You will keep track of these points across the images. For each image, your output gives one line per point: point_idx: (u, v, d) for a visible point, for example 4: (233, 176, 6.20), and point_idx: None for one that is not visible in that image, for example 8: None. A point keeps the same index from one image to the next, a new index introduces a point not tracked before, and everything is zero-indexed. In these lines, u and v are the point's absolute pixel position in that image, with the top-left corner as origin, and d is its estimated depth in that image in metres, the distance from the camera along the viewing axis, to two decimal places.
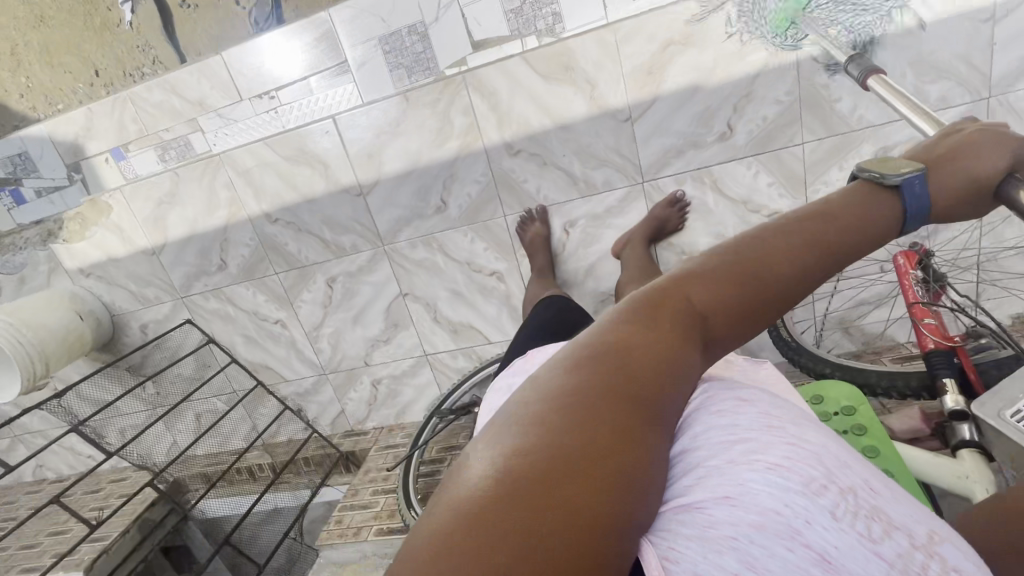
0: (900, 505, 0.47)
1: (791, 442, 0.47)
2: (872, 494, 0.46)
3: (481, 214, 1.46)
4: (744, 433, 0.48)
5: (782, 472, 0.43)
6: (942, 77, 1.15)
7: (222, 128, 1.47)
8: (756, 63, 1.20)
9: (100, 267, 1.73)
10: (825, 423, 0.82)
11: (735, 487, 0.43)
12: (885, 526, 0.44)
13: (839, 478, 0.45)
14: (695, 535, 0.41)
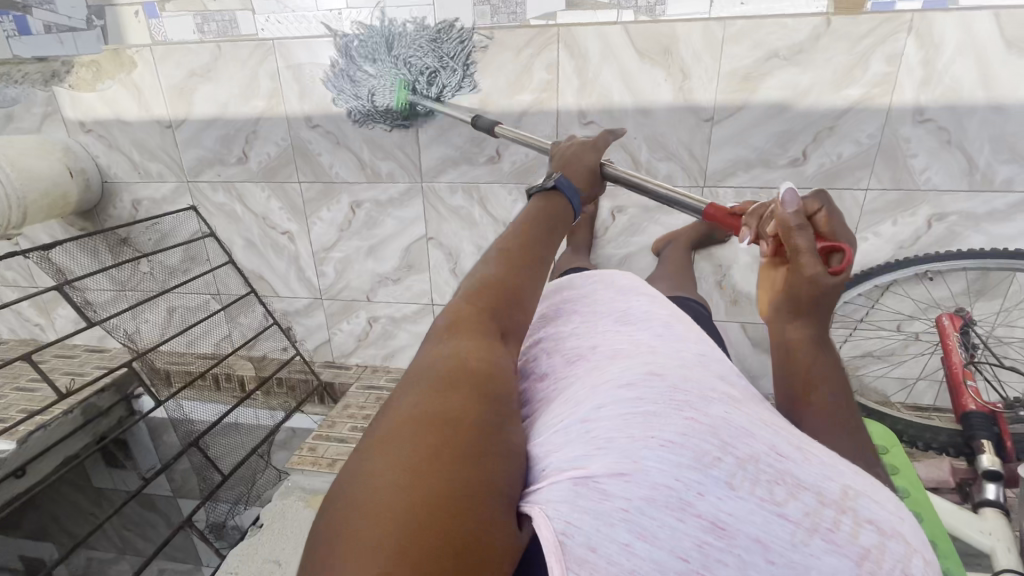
0: (818, 464, 0.46)
1: (687, 411, 0.45)
2: (781, 456, 0.45)
3: (532, 176, 1.42)
4: (630, 401, 0.46)
5: (673, 448, 0.42)
6: (1015, 160, 1.18)
7: (277, 13, 1.35)
8: (850, 98, 1.19)
9: (104, 126, 1.58)
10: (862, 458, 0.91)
11: (619, 460, 0.41)
12: (790, 487, 0.43)
13: (736, 446, 0.43)
14: (583, 512, 0.39)
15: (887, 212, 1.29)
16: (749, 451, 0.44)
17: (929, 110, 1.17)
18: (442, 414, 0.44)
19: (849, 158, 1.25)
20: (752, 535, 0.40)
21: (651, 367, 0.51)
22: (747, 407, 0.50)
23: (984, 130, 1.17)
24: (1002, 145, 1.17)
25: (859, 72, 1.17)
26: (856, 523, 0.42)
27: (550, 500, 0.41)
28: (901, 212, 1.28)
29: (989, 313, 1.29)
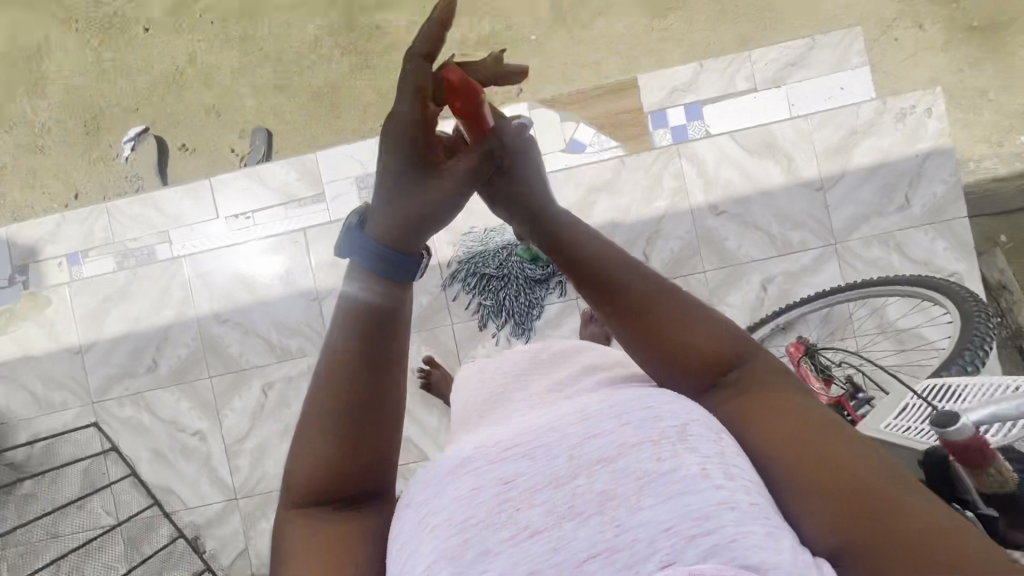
0: (701, 440, 0.46)
1: (561, 450, 0.48)
2: (665, 459, 0.45)
3: (430, 322, 1.57)
4: (511, 442, 0.52)
5: (491, 507, 0.47)
6: (799, 226, 1.53)
7: (189, 238, 1.74)
8: (661, 208, 1.57)
9: (13, 366, 1.70)
10: None
11: (457, 512, 0.47)
12: (614, 478, 0.46)
13: (540, 481, 0.48)
14: (425, 539, 0.47)
15: (730, 286, 1.53)
16: (632, 466, 0.45)
17: (720, 205, 1.55)
18: (326, 471, 0.55)
19: (679, 251, 1.55)
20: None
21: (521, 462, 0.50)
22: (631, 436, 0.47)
23: (766, 209, 1.54)
24: (785, 218, 1.53)
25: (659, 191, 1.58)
26: (721, 567, 0.40)
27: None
28: (740, 283, 1.53)
29: (847, 324, 1.46)
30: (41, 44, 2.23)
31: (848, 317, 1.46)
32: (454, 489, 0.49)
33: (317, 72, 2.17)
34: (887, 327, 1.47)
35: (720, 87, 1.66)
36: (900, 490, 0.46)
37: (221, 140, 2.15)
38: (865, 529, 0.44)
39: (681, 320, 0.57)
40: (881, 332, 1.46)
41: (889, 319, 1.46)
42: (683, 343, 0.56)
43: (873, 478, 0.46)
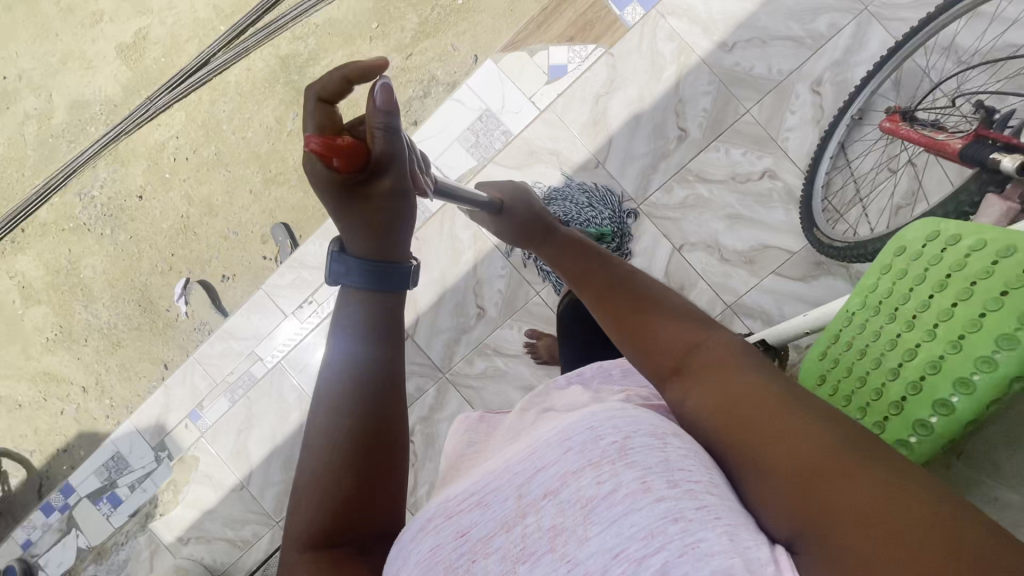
0: (641, 453, 0.50)
1: (511, 489, 0.55)
2: (603, 483, 0.50)
3: (518, 302, 1.56)
4: (468, 491, 0.58)
5: (465, 538, 0.54)
6: (820, 12, 1.39)
7: (273, 346, 1.81)
8: (672, 76, 1.47)
9: (198, 527, 1.83)
10: (934, 262, 0.75)
11: (440, 540, 0.55)
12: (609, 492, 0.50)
13: (529, 500, 0.53)
14: (410, 561, 0.55)
15: (782, 109, 1.41)
16: (576, 494, 0.51)
17: (729, 39, 1.44)
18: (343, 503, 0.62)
19: (714, 104, 1.44)
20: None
21: (506, 496, 0.55)
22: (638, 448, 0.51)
23: (776, 17, 1.42)
24: (800, 15, 1.40)
25: (661, 61, 1.48)
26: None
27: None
28: (790, 101, 1.41)
29: (923, 77, 1.31)
30: (68, 259, 2.39)
31: (920, 70, 1.31)
32: (422, 545, 0.55)
33: (295, 150, 2.20)
34: (971, 55, 1.29)
35: None
36: (868, 465, 0.45)
37: (251, 255, 2.24)
38: (808, 495, 0.46)
39: (647, 320, 0.67)
40: (967, 62, 1.29)
41: (968, 46, 1.29)
42: (648, 340, 0.65)
43: (826, 447, 0.47)
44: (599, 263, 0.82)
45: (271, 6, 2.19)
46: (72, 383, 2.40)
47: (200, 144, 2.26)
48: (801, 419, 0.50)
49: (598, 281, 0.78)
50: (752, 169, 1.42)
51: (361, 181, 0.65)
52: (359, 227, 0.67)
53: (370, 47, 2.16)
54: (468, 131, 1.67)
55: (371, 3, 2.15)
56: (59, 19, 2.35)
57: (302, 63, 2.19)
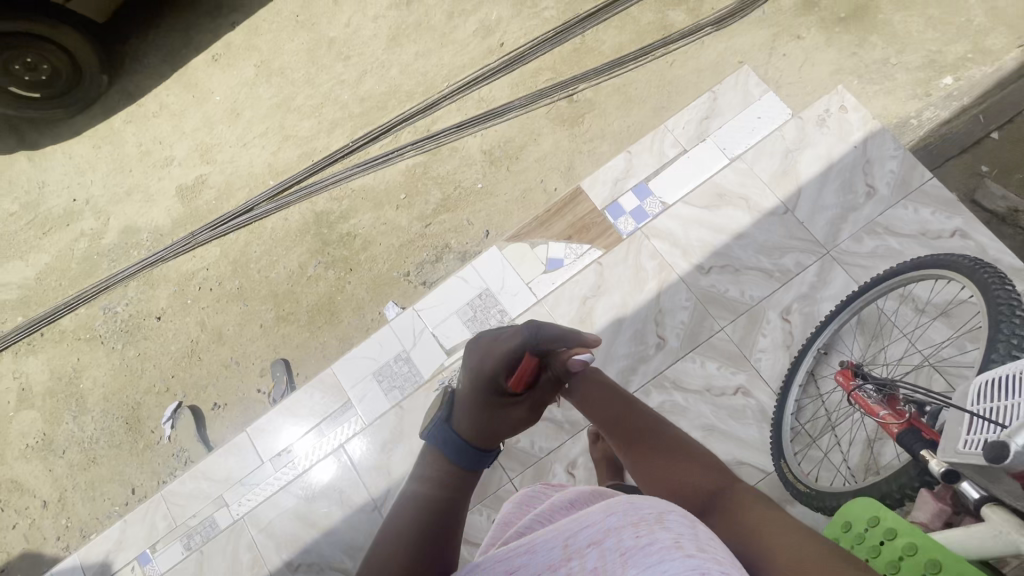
0: (675, 524, 0.65)
1: (558, 538, 0.69)
2: (643, 537, 0.62)
3: (490, 486, 1.54)
4: (524, 544, 0.71)
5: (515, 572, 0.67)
6: (787, 250, 1.55)
7: (243, 494, 1.78)
8: (653, 288, 1.62)
9: None
10: (877, 555, 0.88)
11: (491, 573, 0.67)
12: (647, 541, 0.62)
13: (574, 550, 0.66)
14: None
15: (753, 333, 1.52)
16: (618, 546, 0.63)
17: (706, 263, 1.60)
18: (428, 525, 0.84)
19: (690, 319, 1.56)
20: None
21: (555, 547, 0.68)
22: (672, 522, 0.65)
23: (748, 250, 1.58)
24: (771, 250, 1.56)
25: (644, 274, 1.64)
26: None
27: None
28: (762, 325, 1.52)
29: (882, 324, 1.42)
30: (73, 367, 2.48)
31: (879, 318, 1.42)
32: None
33: (310, 294, 2.37)
34: (926, 308, 1.40)
35: (654, 163, 1.79)
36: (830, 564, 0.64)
37: (247, 388, 2.32)
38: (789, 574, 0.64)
39: (666, 463, 0.92)
40: (921, 315, 1.40)
41: (920, 301, 1.41)
42: (676, 480, 0.88)
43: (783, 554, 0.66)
44: (630, 406, 1.02)
45: (316, 171, 2.52)
46: (36, 496, 2.36)
47: (226, 277, 2.46)
48: (778, 536, 0.70)
49: (624, 427, 1.00)
50: (725, 384, 1.49)
51: (510, 401, 0.96)
52: (485, 419, 0.94)
53: (395, 214, 2.42)
54: (466, 307, 1.82)
55: (403, 178, 2.45)
56: (134, 158, 2.70)
57: (332, 220, 2.45)
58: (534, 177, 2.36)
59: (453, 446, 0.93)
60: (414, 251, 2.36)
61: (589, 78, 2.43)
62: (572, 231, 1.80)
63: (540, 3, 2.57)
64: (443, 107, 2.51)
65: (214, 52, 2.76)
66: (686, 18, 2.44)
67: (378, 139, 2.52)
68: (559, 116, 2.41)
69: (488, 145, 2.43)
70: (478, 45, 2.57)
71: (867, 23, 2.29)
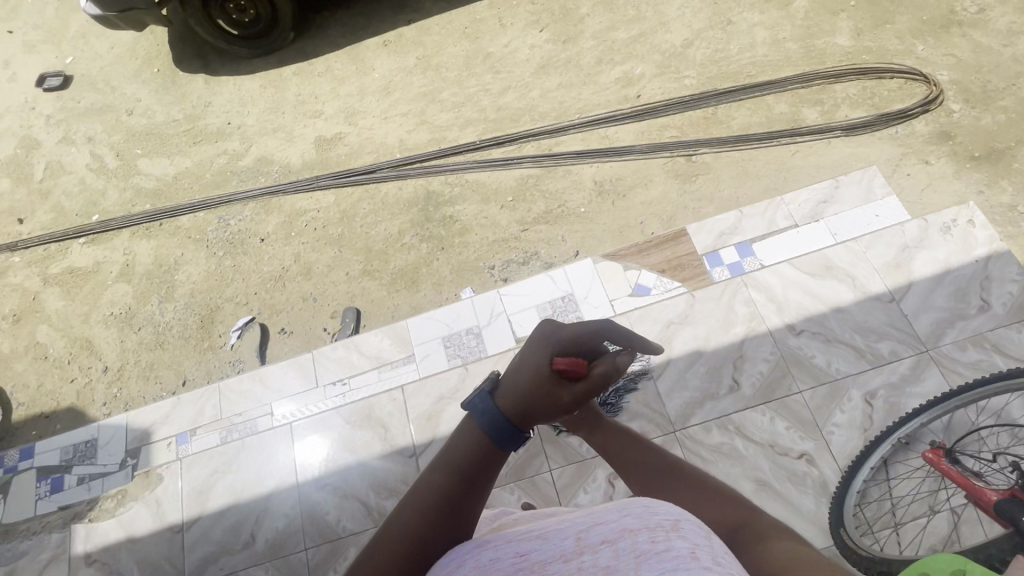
0: (690, 532, 0.59)
1: (573, 534, 0.64)
2: (658, 542, 0.57)
3: (528, 469, 1.54)
4: (528, 540, 0.68)
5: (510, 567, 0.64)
6: (884, 336, 1.55)
7: (292, 407, 1.84)
8: (739, 332, 1.64)
9: (112, 551, 1.67)
10: None
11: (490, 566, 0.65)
12: (659, 548, 0.56)
13: (579, 548, 0.62)
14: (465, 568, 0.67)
15: (832, 404, 1.50)
16: (630, 547, 0.57)
17: (798, 325, 1.61)
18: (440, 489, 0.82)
19: (769, 373, 1.56)
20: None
21: (554, 549, 0.63)
22: (690, 534, 0.59)
23: (845, 325, 1.59)
24: (866, 331, 1.57)
25: (733, 318, 1.67)
26: None
27: None
28: (842, 400, 1.50)
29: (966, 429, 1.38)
30: (175, 260, 2.71)
31: (966, 422, 1.38)
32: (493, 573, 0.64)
33: (399, 259, 2.53)
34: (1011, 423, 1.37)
35: (762, 227, 1.84)
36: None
37: (315, 323, 2.45)
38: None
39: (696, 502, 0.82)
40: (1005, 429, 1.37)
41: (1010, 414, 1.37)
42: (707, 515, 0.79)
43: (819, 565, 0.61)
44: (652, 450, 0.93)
45: (439, 156, 2.74)
46: (100, 361, 2.54)
47: (332, 223, 2.67)
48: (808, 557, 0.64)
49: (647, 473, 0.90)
50: (790, 445, 1.47)
51: (559, 385, 0.84)
52: (519, 392, 0.84)
53: (498, 212, 2.58)
54: (547, 303, 1.90)
55: (515, 183, 2.63)
56: (290, 103, 3.05)
57: (440, 201, 2.64)
58: (635, 217, 2.47)
59: (488, 418, 0.84)
60: (503, 250, 2.48)
61: (711, 146, 2.57)
62: (672, 259, 1.86)
63: (683, 70, 2.78)
64: (569, 134, 2.71)
65: (386, 39, 3.13)
66: (818, 117, 2.56)
67: (503, 144, 2.73)
68: (674, 169, 2.54)
69: (600, 177, 2.58)
70: (616, 91, 2.78)
71: (999, 167, 2.33)
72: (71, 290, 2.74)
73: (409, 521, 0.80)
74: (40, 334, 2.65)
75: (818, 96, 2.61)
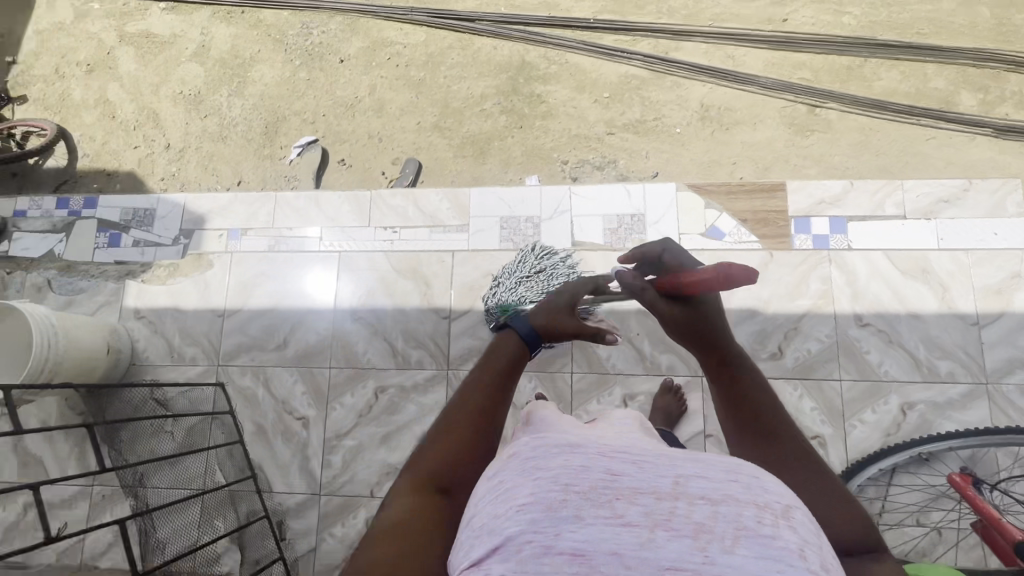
0: (802, 522, 0.47)
1: (641, 467, 0.49)
2: (766, 527, 0.45)
3: (551, 365, 1.59)
4: (578, 450, 0.51)
5: (555, 484, 0.48)
6: (949, 356, 1.49)
7: (339, 237, 1.85)
8: (804, 305, 1.58)
9: (158, 314, 1.80)
10: None
11: (530, 475, 0.49)
12: (769, 539, 0.44)
13: (655, 492, 0.47)
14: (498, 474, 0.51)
15: (866, 401, 1.48)
16: (730, 521, 0.45)
17: (866, 317, 1.55)
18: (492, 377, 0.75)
19: (817, 354, 1.53)
20: (609, 553, 0.43)
21: (615, 476, 0.48)
22: (794, 520, 0.47)
23: (915, 333, 1.52)
24: (934, 345, 1.50)
25: (804, 289, 1.60)
26: None
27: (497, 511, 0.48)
28: (878, 400, 1.48)
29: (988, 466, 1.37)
30: (251, 55, 2.60)
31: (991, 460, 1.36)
32: (527, 485, 0.48)
33: (474, 125, 2.40)
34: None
35: (866, 208, 1.69)
36: None
37: (375, 164, 2.41)
38: None
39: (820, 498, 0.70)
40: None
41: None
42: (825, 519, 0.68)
43: None
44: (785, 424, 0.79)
45: (547, 24, 2.48)
46: (164, 137, 2.56)
47: (416, 65, 2.50)
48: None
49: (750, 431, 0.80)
50: (809, 424, 1.48)
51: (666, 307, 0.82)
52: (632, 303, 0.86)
53: (590, 105, 2.39)
54: (615, 216, 1.82)
55: (617, 79, 2.40)
56: None
57: (533, 76, 2.44)
58: (731, 155, 2.27)
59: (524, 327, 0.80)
60: (583, 148, 2.34)
61: (843, 102, 2.29)
62: (761, 211, 1.75)
63: (848, 5, 2.39)
64: (692, 45, 2.40)
65: None
66: (975, 107, 2.24)
67: (618, 32, 2.45)
68: (792, 117, 2.29)
69: (709, 101, 2.34)
70: (763, 6, 2.42)
71: None
72: (146, 56, 2.68)
73: (469, 405, 0.73)
74: (111, 92, 2.65)
75: (986, 82, 2.26)
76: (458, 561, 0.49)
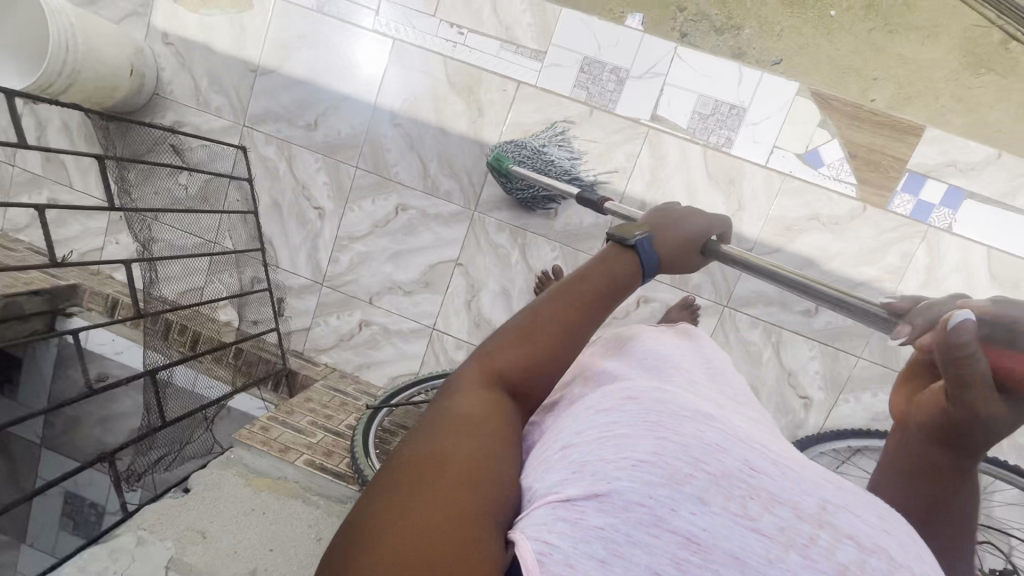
0: None
1: (790, 473, 0.40)
2: None
3: (579, 243, 1.52)
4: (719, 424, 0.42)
5: (683, 447, 0.39)
6: None
7: (398, 20, 1.57)
8: (865, 275, 1.49)
9: (187, 46, 1.62)
10: None
11: (657, 427, 0.41)
12: None
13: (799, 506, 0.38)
14: (615, 410, 0.43)
15: (875, 385, 1.43)
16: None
17: None
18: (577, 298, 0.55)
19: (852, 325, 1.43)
20: (729, 555, 0.35)
21: (760, 468, 0.39)
22: None
23: None
24: None
25: (878, 258, 1.48)
26: None
27: (607, 451, 0.40)
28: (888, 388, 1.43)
29: None
30: None
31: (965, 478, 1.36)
32: (651, 438, 0.40)
33: None
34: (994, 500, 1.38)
35: (997, 190, 1.46)
36: None
37: None
38: None
39: None
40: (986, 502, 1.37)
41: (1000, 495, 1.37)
42: None
43: None
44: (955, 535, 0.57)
45: None
46: None
47: None
48: None
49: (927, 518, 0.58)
50: (805, 385, 1.46)
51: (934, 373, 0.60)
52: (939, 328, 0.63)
53: None
54: (713, 100, 1.53)
55: None
56: None
57: None
58: None
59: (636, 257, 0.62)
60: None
61: None
62: (877, 153, 1.49)
63: None
64: None
65: None
66: None
67: None
68: None
69: None
70: None
71: None
72: None
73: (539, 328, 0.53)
74: None
75: None
76: (542, 486, 0.42)
